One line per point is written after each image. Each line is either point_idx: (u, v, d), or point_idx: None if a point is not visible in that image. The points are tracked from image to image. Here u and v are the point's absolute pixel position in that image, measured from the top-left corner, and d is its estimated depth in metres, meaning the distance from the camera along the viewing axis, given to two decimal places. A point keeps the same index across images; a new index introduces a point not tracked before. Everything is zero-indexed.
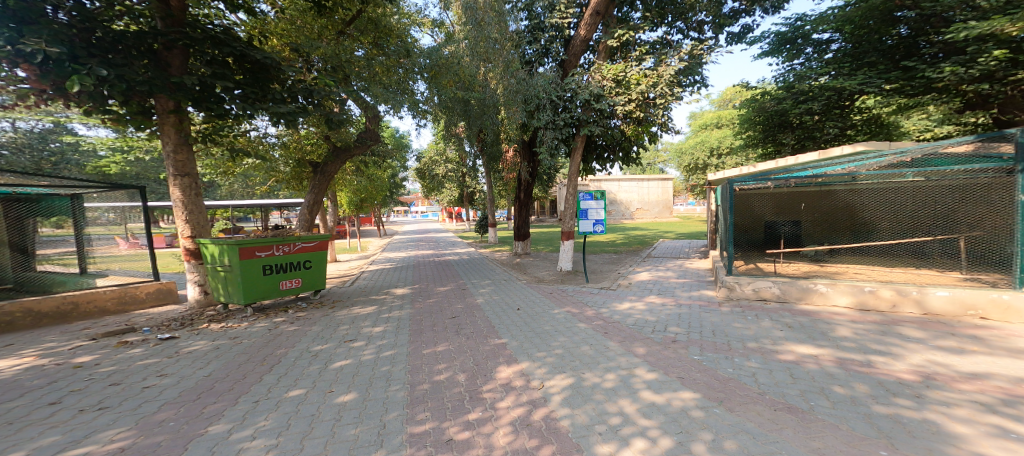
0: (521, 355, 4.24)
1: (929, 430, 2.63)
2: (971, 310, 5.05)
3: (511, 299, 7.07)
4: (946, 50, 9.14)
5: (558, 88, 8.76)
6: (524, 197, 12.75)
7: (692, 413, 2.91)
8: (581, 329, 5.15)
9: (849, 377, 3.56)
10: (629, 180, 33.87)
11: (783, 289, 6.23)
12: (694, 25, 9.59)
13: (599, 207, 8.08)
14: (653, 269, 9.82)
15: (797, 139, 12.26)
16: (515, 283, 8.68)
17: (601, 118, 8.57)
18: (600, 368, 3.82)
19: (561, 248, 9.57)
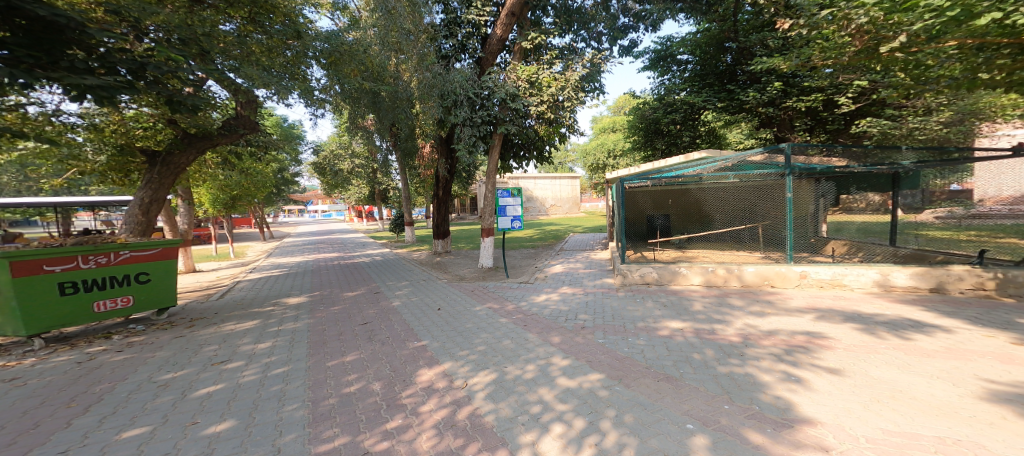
0: (443, 356, 4.19)
1: (750, 382, 3.27)
2: (767, 282, 6.54)
3: (431, 299, 6.90)
4: (751, 79, 11.42)
5: (474, 85, 8.76)
6: (442, 194, 12.57)
7: (599, 393, 3.17)
8: (502, 323, 5.26)
9: (702, 344, 4.21)
10: (544, 178, 35.30)
11: (659, 273, 7.04)
12: (595, 36, 10.33)
13: (517, 204, 8.29)
14: (565, 261, 10.39)
15: (666, 145, 14.06)
16: (435, 283, 8.48)
17: (517, 118, 8.81)
18: (520, 361, 3.94)
19: (482, 244, 9.62)
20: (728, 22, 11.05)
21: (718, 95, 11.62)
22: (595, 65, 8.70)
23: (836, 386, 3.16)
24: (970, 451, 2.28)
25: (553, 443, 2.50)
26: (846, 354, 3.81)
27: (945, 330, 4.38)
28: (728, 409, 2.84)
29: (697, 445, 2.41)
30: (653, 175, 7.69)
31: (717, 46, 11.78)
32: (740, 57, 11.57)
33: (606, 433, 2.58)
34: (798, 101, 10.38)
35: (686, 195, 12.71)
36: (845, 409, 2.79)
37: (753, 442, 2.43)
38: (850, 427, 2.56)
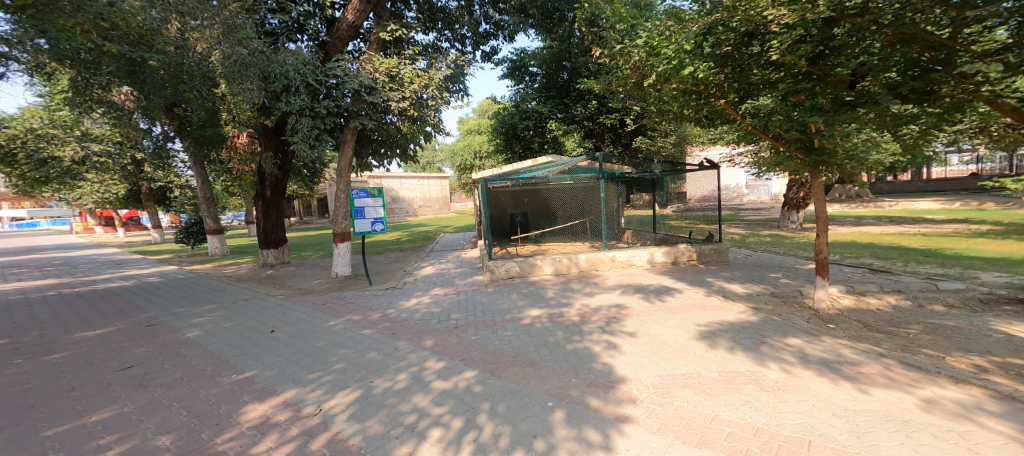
0: (283, 384, 3.60)
1: (591, 354, 3.83)
2: (594, 267, 7.74)
3: (262, 321, 5.85)
4: (580, 94, 13.38)
5: (317, 71, 7.77)
6: (276, 196, 10.86)
7: (474, 389, 3.23)
8: (365, 335, 4.84)
9: (554, 326, 4.73)
10: (411, 177, 33.86)
11: (521, 266, 7.59)
12: (458, 37, 10.43)
13: (378, 205, 7.72)
14: (436, 262, 10.17)
15: (523, 149, 15.35)
16: (266, 301, 7.21)
17: (374, 112, 8.23)
18: (391, 372, 3.70)
19: (335, 251, 8.65)
20: (564, 43, 12.60)
21: (559, 107, 13.50)
22: (458, 66, 8.77)
23: (636, 346, 3.99)
24: (697, 379, 3.20)
25: (431, 449, 2.44)
26: (636, 319, 4.84)
27: (678, 290, 6.08)
28: (575, 382, 3.26)
29: (557, 420, 2.69)
30: (512, 176, 8.17)
31: (557, 63, 13.59)
32: (573, 75, 13.58)
33: (482, 427, 2.64)
34: (604, 117, 12.98)
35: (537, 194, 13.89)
36: (638, 364, 3.54)
37: (593, 406, 2.85)
38: (643, 378, 3.25)
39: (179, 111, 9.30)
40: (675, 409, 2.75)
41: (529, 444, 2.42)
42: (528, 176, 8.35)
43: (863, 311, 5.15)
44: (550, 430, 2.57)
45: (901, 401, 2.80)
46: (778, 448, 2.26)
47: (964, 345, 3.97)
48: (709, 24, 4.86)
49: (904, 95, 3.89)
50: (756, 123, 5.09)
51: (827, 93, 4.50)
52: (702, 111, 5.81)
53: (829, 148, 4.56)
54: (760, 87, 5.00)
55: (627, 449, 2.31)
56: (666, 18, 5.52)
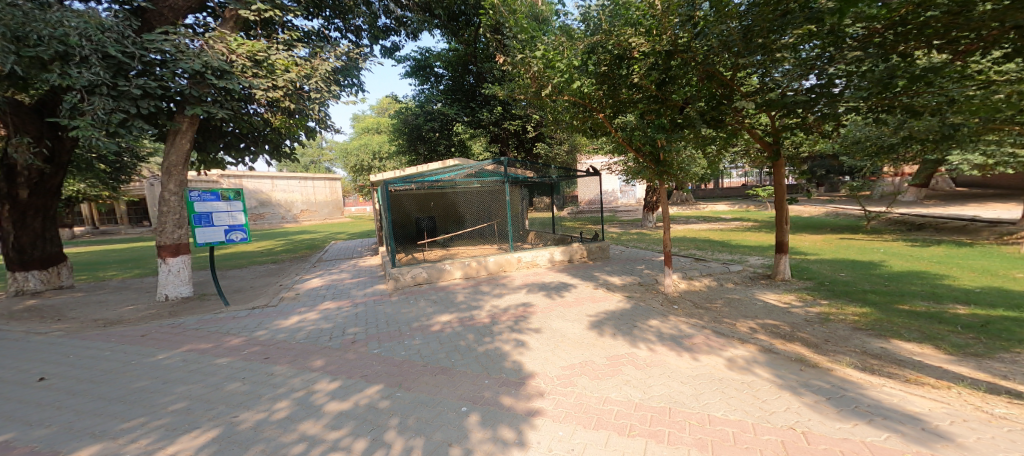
0: (72, 442, 2.70)
1: (500, 355, 3.88)
2: (503, 269, 7.88)
3: (34, 365, 4.34)
4: (486, 99, 13.54)
5: (123, 42, 6.10)
6: (43, 199, 8.45)
7: (379, 405, 2.97)
8: (219, 365, 3.98)
9: (465, 331, 4.64)
10: (294, 177, 29.29)
11: (429, 272, 7.23)
12: (352, 28, 9.34)
13: (235, 210, 6.51)
14: (325, 273, 8.94)
15: (428, 151, 15.03)
16: (41, 339, 5.33)
17: (228, 99, 6.73)
18: (263, 402, 3.13)
19: (160, 269, 6.96)
20: (469, 47, 12.58)
21: (464, 110, 13.39)
22: (351, 59, 8.07)
23: (542, 341, 4.21)
24: (593, 366, 3.53)
25: None
26: (541, 315, 5.10)
27: (573, 286, 6.59)
28: (487, 383, 3.27)
29: (472, 424, 2.66)
30: (417, 179, 7.63)
31: (462, 66, 13.51)
32: (479, 79, 13.59)
33: (392, 444, 2.45)
34: (508, 123, 13.11)
35: (445, 197, 13.13)
36: (543, 359, 3.74)
37: (506, 405, 2.90)
38: (549, 371, 3.45)
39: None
40: (579, 396, 2.99)
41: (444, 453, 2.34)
42: (434, 178, 7.95)
43: (694, 291, 6.43)
44: (465, 435, 2.53)
45: (717, 363, 3.57)
46: (653, 418, 2.65)
47: (740, 311, 5.32)
48: (592, 43, 5.30)
49: (709, 120, 5.43)
50: (625, 136, 5.74)
51: (667, 115, 5.49)
52: (585, 123, 6.12)
53: (668, 161, 5.64)
54: (615, 103, 5.72)
55: (539, 442, 2.42)
56: (558, 35, 5.51)
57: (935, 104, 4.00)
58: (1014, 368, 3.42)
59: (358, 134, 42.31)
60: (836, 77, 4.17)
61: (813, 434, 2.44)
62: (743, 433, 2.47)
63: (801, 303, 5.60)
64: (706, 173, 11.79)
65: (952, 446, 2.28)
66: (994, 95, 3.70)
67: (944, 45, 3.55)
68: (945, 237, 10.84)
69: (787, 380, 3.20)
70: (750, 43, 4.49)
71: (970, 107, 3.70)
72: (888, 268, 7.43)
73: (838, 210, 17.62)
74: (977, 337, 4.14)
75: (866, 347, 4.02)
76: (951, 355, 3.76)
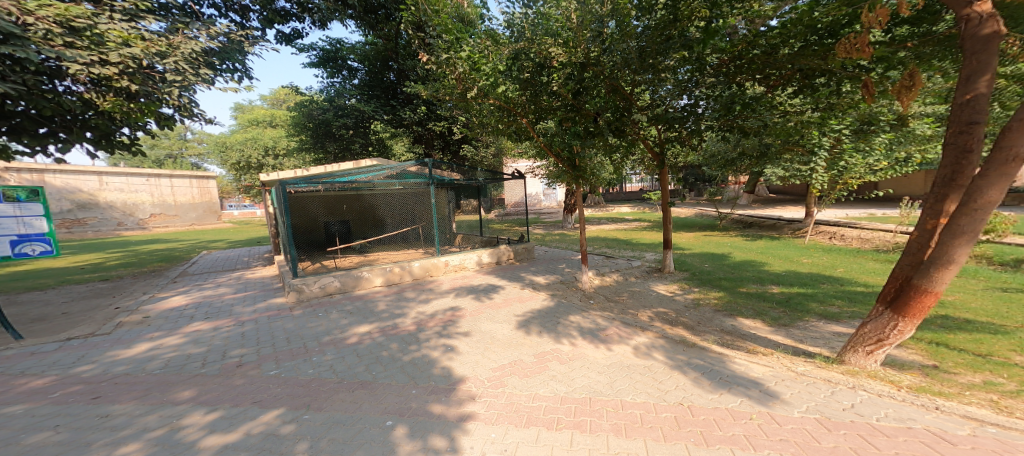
0: None
1: (426, 362, 3.76)
2: (430, 273, 7.62)
3: None
4: (407, 98, 13.09)
5: None
6: None
7: (281, 431, 2.66)
8: (28, 412, 3.15)
9: (388, 340, 4.40)
10: (138, 174, 24.47)
11: (342, 281, 6.69)
12: (236, 8, 8.26)
13: (35, 214, 5.76)
14: (193, 290, 7.63)
15: (339, 149, 13.95)
16: None
17: (23, 73, 5.27)
18: (98, 449, 2.57)
19: None
20: (391, 42, 11.94)
21: (384, 108, 12.80)
22: (232, 41, 7.14)
23: (470, 344, 4.18)
24: (522, 365, 3.61)
25: None
26: (471, 318, 5.06)
27: (501, 288, 6.64)
28: (415, 393, 3.14)
29: (398, 437, 2.53)
30: (325, 179, 6.97)
31: (382, 62, 12.86)
32: (400, 77, 13.07)
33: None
34: (433, 124, 12.79)
35: (361, 201, 12.26)
36: (473, 362, 3.71)
37: (435, 413, 2.82)
38: (480, 374, 3.44)
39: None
40: (508, 396, 3.02)
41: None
42: (346, 179, 7.39)
43: (605, 286, 6.95)
44: (392, 450, 2.41)
45: (625, 351, 3.92)
46: (577, 410, 2.80)
47: (640, 302, 5.91)
48: (517, 50, 5.40)
49: (615, 129, 5.89)
50: (546, 142, 6.08)
51: (582, 123, 5.89)
52: (509, 127, 6.26)
53: (584, 166, 6.04)
54: (539, 110, 5.93)
55: (472, 446, 2.40)
56: (483, 38, 5.44)
57: (756, 127, 5.07)
58: (805, 333, 4.40)
59: (245, 127, 37.35)
60: (700, 99, 5.24)
61: (696, 407, 2.81)
62: (647, 413, 2.74)
63: (682, 291, 6.43)
64: (613, 179, 12.92)
65: (779, 403, 2.82)
66: (787, 121, 4.97)
67: (760, 79, 4.75)
68: (761, 232, 13.44)
69: (675, 361, 3.64)
70: (645, 62, 5.06)
71: (777, 131, 4.91)
72: (732, 258, 8.92)
73: (703, 211, 20.59)
74: (785, 310, 5.20)
75: (723, 325, 4.78)
76: (770, 326, 4.66)
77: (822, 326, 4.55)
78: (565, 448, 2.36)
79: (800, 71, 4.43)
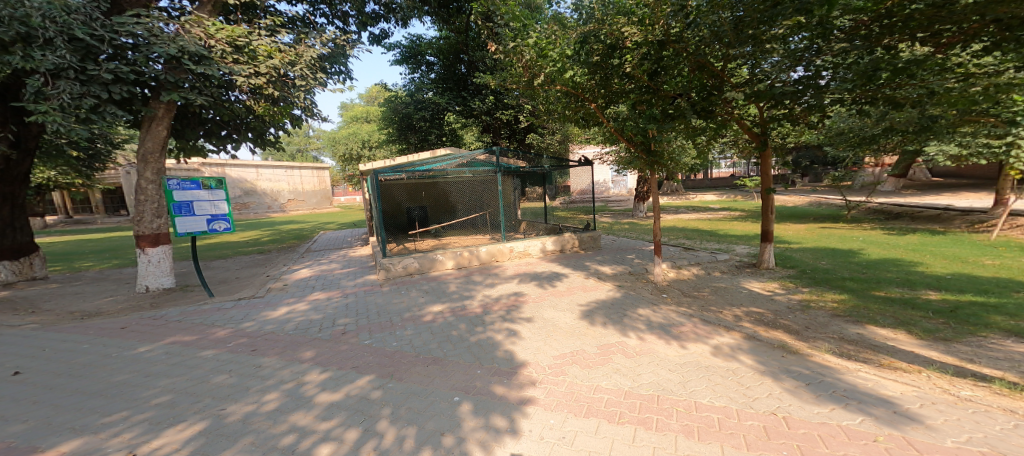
0: (54, 437, 2.61)
1: (490, 344, 3.91)
2: (495, 259, 7.85)
3: (17, 355, 4.22)
4: (478, 89, 13.44)
5: (89, 23, 5.67)
6: (10, 186, 7.98)
7: (371, 396, 2.98)
8: (209, 357, 3.93)
9: (458, 320, 4.66)
10: (281, 166, 28.86)
11: (421, 262, 7.20)
12: (339, 15, 9.08)
13: (220, 199, 6.46)
14: (314, 264, 8.85)
15: (418, 140, 14.77)
16: (21, 329, 5.18)
17: (207, 86, 6.54)
18: (252, 394, 3.11)
19: (142, 259, 6.80)
20: (461, 35, 12.32)
21: (456, 99, 13.24)
22: (338, 46, 7.88)
23: (533, 330, 4.25)
24: (582, 356, 3.56)
25: None
26: (533, 304, 5.14)
27: (566, 276, 6.60)
28: (480, 373, 3.28)
29: (464, 413, 2.69)
30: (408, 168, 7.53)
31: (454, 55, 13.38)
32: (470, 68, 13.52)
33: (384, 434, 2.48)
34: (500, 113, 13.00)
35: (436, 187, 12.84)
36: (535, 348, 3.76)
37: (498, 394, 2.93)
38: (541, 361, 3.48)
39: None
40: (564, 385, 3.02)
41: (438, 443, 2.37)
42: (424, 168, 7.82)
43: (682, 280, 6.51)
44: (457, 424, 2.56)
45: (703, 350, 3.65)
46: (642, 406, 2.70)
47: (726, 299, 5.44)
48: (584, 33, 5.18)
49: (699, 112, 5.28)
50: (616, 127, 5.69)
51: (658, 105, 5.50)
52: (577, 113, 6.12)
53: (660, 151, 5.63)
54: (610, 96, 5.74)
55: (531, 430, 2.45)
56: (551, 23, 5.42)
57: (915, 97, 4.06)
58: (979, 351, 3.61)
59: (347, 123, 41.65)
60: (824, 68, 4.23)
61: (793, 419, 2.53)
62: (728, 418, 2.54)
63: (785, 291, 5.77)
64: (695, 164, 11.95)
65: (920, 428, 2.40)
66: (971, 86, 3.80)
67: (927, 37, 3.78)
68: (921, 225, 11.26)
69: (768, 367, 3.30)
70: (741, 33, 4.43)
71: (949, 101, 3.83)
72: (866, 256, 7.68)
73: (820, 200, 18.04)
74: (946, 322, 4.33)
75: (844, 333, 4.16)
76: (922, 340, 3.92)
77: (1007, 346, 3.67)
78: (626, 442, 2.31)
79: (995, 23, 3.34)
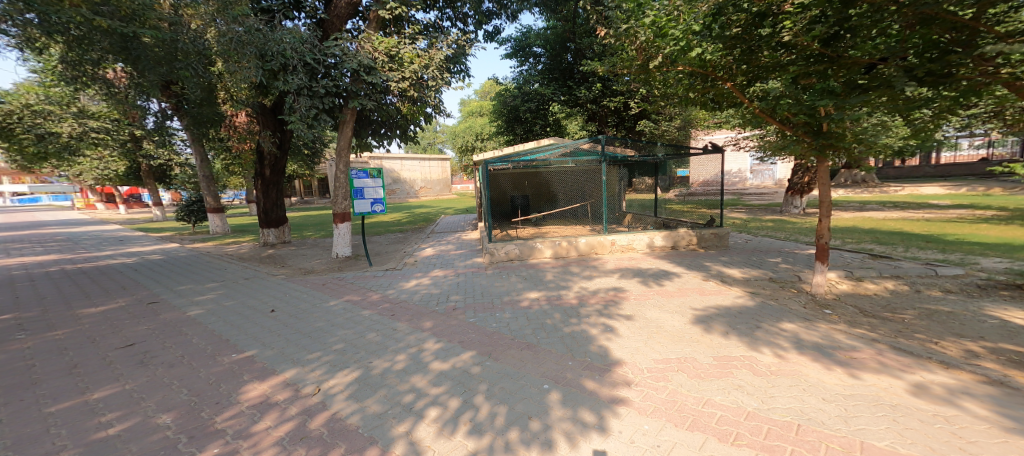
0: (281, 364, 3.60)
1: (583, 337, 3.83)
2: (594, 251, 7.57)
3: (264, 300, 5.83)
4: (584, 77, 13.18)
5: (314, 50, 7.46)
6: (278, 177, 10.78)
7: (472, 371, 3.24)
8: (365, 316, 4.84)
9: (552, 309, 4.69)
10: (415, 158, 33.11)
11: (521, 249, 7.38)
12: (460, 16, 9.74)
13: (378, 186, 7.66)
14: (436, 244, 10.03)
15: (523, 132, 15.06)
16: (268, 280, 7.16)
17: (374, 92, 7.96)
18: (389, 353, 3.72)
19: (336, 231, 8.59)
20: (569, 23, 12.28)
21: (562, 89, 13.16)
22: (460, 47, 8.35)
23: (633, 329, 3.99)
24: (692, 364, 3.20)
25: (428, 428, 2.48)
26: (635, 302, 4.83)
27: (676, 275, 5.99)
28: (570, 365, 3.25)
29: (552, 401, 2.71)
30: (514, 158, 7.76)
31: (561, 44, 13.12)
32: (577, 57, 13.13)
33: (479, 408, 2.67)
34: (609, 100, 12.60)
35: (538, 176, 13.08)
36: (633, 348, 3.53)
37: (588, 389, 2.85)
38: (639, 362, 3.25)
39: (176, 89, 9.27)
40: (665, 393, 2.76)
41: (524, 425, 2.45)
42: (529, 159, 7.91)
43: (859, 295, 5.21)
44: (545, 411, 2.60)
45: (893, 386, 2.85)
46: (769, 432, 2.29)
47: (951, 329, 4.05)
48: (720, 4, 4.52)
49: (918, 78, 3.56)
50: (762, 107, 5.07)
51: (840, 76, 4.25)
52: (703, 96, 5.75)
53: (837, 132, 4.44)
54: (768, 71, 4.81)
55: (620, 431, 2.33)
56: None
57: None
58: None
59: (465, 117, 45.08)
60: None
61: None
62: None
63: None
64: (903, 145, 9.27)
65: None
66: None
67: None
68: None
69: (1022, 424, 2.37)
70: None
71: None
72: None
73: None
74: None
75: None
76: None
77: None
78: None
79: None
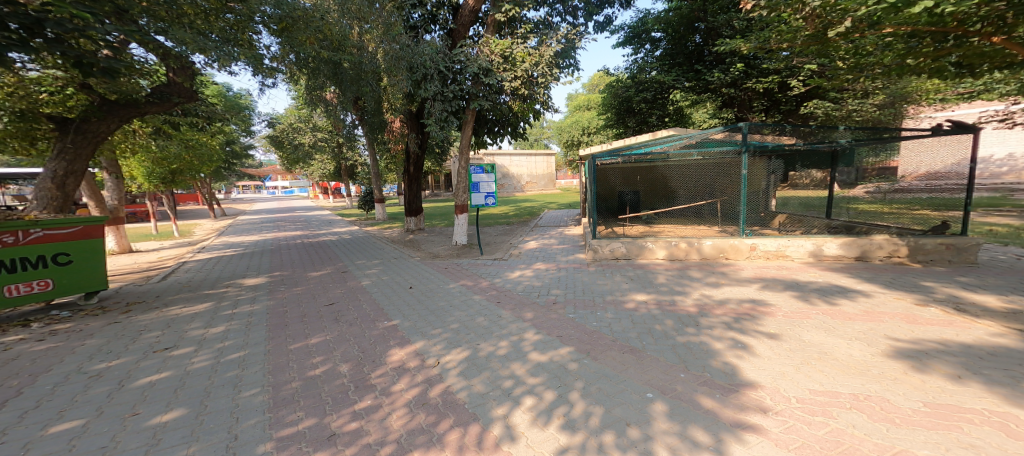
0: (414, 335, 4.13)
1: (700, 350, 3.46)
2: (722, 254, 6.73)
3: (403, 278, 6.74)
4: (716, 59, 11.73)
5: (445, 59, 8.22)
6: (417, 172, 12.13)
7: (569, 367, 3.23)
8: (476, 300, 5.23)
9: (662, 315, 4.35)
10: (523, 154, 34.06)
11: (628, 247, 7.00)
12: (570, 10, 9.61)
13: (491, 180, 8.16)
14: (541, 238, 10.21)
15: (636, 124, 14.21)
16: (407, 261, 8.23)
17: (490, 93, 8.42)
18: (494, 338, 3.95)
19: (456, 221, 9.44)
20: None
21: (686, 74, 11.99)
22: (570, 40, 8.24)
23: (772, 350, 3.42)
24: (877, 405, 2.57)
25: (524, 416, 2.57)
26: (783, 320, 4.12)
27: (863, 294, 4.89)
28: (682, 378, 2.98)
29: (656, 412, 2.53)
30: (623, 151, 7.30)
31: (687, 26, 11.82)
32: (708, 37, 11.73)
33: (574, 404, 2.66)
34: (750, 82, 10.89)
35: (655, 171, 12.21)
36: (772, 372, 3.02)
37: (704, 407, 2.58)
38: (784, 389, 2.78)
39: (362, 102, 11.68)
40: (821, 431, 2.30)
41: (622, 431, 2.35)
42: (642, 150, 7.39)
43: None
44: (647, 421, 2.44)
45: None
46: None
47: None
48: None
49: None
50: None
51: None
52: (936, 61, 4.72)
53: None
54: None
55: None
56: None
57: None
58: None
59: (573, 112, 44.49)
60: None
61: None
62: None
63: None
64: None
65: None
66: None
67: None
68: None
69: None
70: None
71: None
72: None
73: None
74: None
75: None
76: None
77: None
78: None
79: None
